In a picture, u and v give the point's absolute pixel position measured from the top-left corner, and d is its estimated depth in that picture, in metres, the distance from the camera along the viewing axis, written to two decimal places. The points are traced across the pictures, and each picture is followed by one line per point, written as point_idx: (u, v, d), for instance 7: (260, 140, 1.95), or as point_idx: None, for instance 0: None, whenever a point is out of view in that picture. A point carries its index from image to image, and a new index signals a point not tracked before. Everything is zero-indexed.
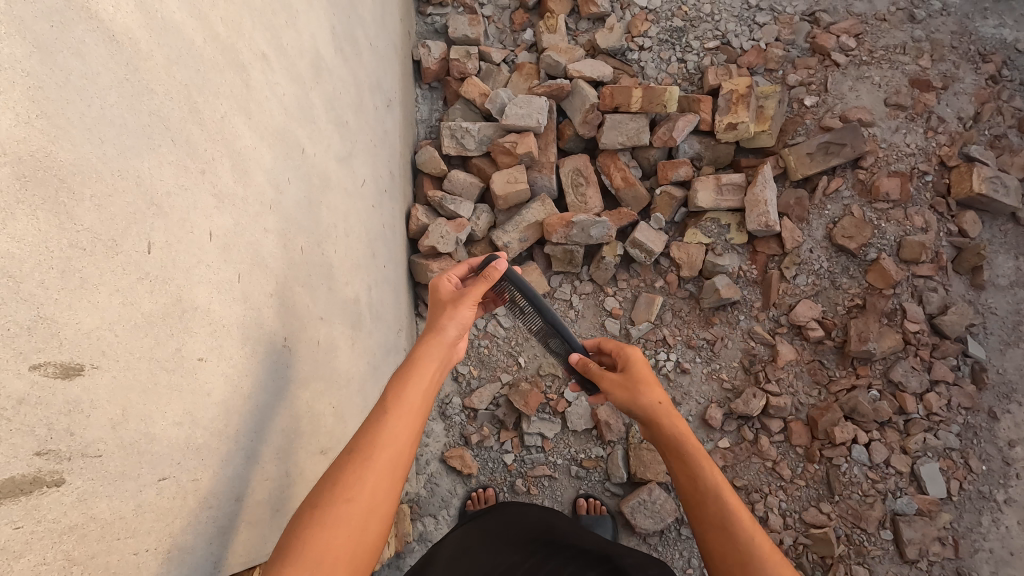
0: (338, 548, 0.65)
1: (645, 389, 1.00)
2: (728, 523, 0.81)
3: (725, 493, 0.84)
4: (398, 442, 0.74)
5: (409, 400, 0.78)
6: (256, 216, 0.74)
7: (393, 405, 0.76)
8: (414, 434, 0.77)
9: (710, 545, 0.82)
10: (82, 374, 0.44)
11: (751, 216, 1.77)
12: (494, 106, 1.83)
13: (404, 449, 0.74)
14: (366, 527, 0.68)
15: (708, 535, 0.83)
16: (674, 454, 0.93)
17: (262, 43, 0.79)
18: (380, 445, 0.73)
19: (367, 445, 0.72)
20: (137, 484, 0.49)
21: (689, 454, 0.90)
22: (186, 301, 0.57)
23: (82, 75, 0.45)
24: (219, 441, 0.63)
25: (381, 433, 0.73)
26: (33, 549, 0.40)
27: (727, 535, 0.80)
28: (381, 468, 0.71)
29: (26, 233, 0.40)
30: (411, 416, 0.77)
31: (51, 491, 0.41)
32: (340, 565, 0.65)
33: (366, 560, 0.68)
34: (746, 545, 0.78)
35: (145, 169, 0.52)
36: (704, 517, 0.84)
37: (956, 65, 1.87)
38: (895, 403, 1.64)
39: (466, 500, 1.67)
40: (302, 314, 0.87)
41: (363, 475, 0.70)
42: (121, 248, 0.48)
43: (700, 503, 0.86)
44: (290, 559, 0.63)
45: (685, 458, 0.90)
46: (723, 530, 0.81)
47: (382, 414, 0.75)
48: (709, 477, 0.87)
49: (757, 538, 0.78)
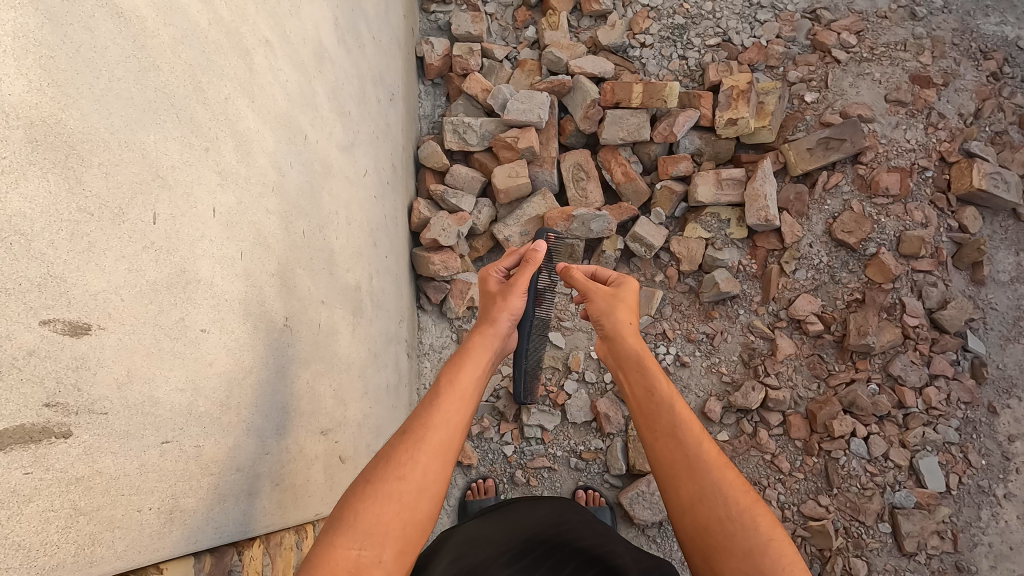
0: (390, 519, 0.72)
1: (621, 309, 1.06)
2: (679, 431, 0.84)
3: (677, 404, 0.88)
4: (448, 427, 0.82)
5: (458, 388, 0.87)
6: (258, 196, 0.76)
7: (444, 393, 0.85)
8: (463, 421, 0.85)
9: (659, 453, 0.85)
10: (88, 333, 0.46)
11: (750, 210, 1.78)
12: (496, 102, 1.85)
13: (452, 435, 0.82)
14: (415, 506, 0.74)
15: (658, 445, 0.85)
16: (634, 368, 0.97)
17: (265, 29, 0.81)
18: (432, 428, 0.81)
19: (419, 428, 0.80)
20: (141, 445, 0.51)
21: (648, 370, 0.95)
22: (190, 273, 0.59)
23: (93, 48, 0.47)
24: (221, 412, 0.64)
25: (433, 417, 0.82)
26: (40, 495, 0.42)
27: (676, 444, 0.83)
28: (432, 451, 0.79)
29: (37, 193, 0.41)
30: (460, 403, 0.85)
31: (59, 442, 0.43)
32: (392, 536, 0.71)
33: (415, 536, 0.74)
34: (694, 453, 0.81)
35: (151, 143, 0.54)
36: (656, 427, 0.87)
37: (957, 62, 1.87)
38: (895, 397, 1.65)
39: (467, 490, 1.70)
40: (303, 296, 0.89)
41: (415, 455, 0.77)
42: (128, 216, 0.50)
43: (652, 416, 0.89)
44: (350, 523, 0.70)
45: (644, 374, 0.95)
46: (674, 438, 0.84)
47: (433, 399, 0.84)
48: (663, 391, 0.91)
49: (706, 448, 0.82)
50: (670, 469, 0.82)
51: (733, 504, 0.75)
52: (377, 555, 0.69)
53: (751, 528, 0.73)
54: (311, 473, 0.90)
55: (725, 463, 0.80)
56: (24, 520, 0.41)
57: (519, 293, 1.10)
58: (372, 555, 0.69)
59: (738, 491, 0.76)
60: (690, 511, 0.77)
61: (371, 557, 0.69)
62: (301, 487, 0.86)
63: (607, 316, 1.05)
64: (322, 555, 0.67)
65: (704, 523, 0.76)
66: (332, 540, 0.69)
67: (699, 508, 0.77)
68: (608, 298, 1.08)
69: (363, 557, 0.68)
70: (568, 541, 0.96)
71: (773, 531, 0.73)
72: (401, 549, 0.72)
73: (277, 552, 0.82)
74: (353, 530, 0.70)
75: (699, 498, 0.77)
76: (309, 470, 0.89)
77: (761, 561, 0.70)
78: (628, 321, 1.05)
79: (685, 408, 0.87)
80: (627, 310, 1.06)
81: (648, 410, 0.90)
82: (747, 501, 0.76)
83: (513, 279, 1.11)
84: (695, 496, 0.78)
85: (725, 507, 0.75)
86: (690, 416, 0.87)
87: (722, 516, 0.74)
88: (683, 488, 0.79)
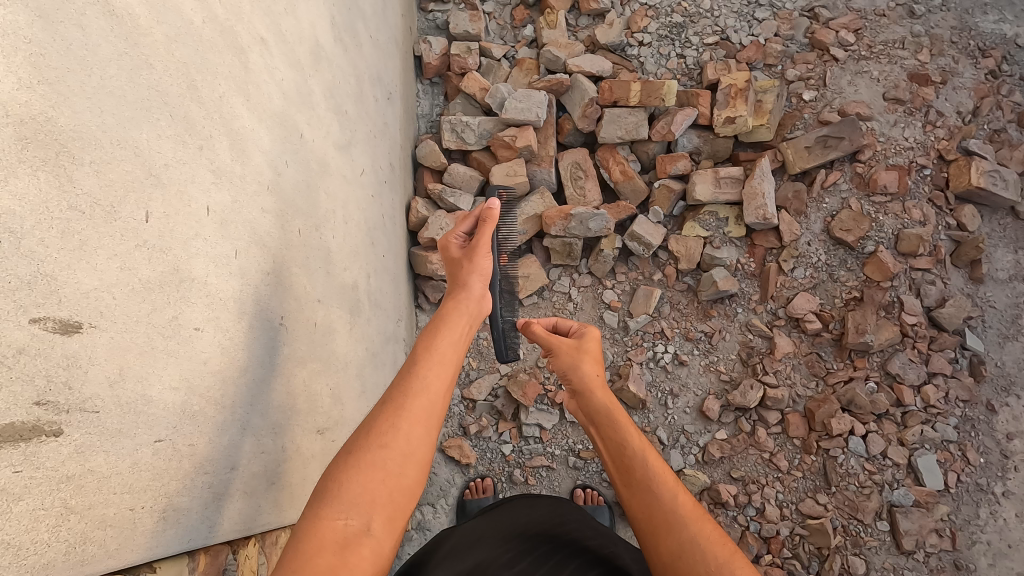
0: (376, 487, 0.71)
1: (587, 361, 1.07)
2: (653, 486, 0.84)
3: (648, 457, 0.88)
4: (429, 393, 0.81)
5: (437, 355, 0.87)
6: (253, 195, 0.76)
7: (422, 361, 0.85)
8: (444, 387, 0.84)
9: (636, 512, 0.84)
10: (80, 332, 0.46)
11: (748, 209, 1.78)
12: (493, 100, 1.85)
13: (434, 400, 0.81)
14: (402, 472, 0.74)
15: (634, 502, 0.85)
16: (606, 424, 0.97)
17: (260, 27, 0.80)
18: (412, 395, 0.80)
19: (398, 396, 0.80)
20: (133, 443, 0.51)
21: (619, 425, 0.95)
22: (184, 272, 0.59)
23: (84, 46, 0.47)
24: (216, 410, 0.64)
25: (414, 384, 0.81)
26: (30, 494, 0.42)
27: (651, 499, 0.83)
28: (414, 417, 0.78)
29: (27, 191, 0.41)
30: (439, 368, 0.85)
31: (49, 441, 0.43)
32: (380, 504, 0.71)
33: (403, 503, 0.73)
34: (669, 507, 0.81)
35: (144, 141, 0.54)
36: (631, 483, 0.87)
37: (955, 60, 1.87)
38: (893, 395, 1.65)
39: (465, 489, 1.69)
40: (299, 295, 0.89)
41: (397, 423, 0.76)
42: (121, 214, 0.50)
43: (626, 472, 0.88)
44: (335, 494, 0.70)
45: (615, 429, 0.95)
46: (648, 493, 0.84)
47: (411, 368, 0.84)
48: (635, 444, 0.91)
49: (680, 501, 0.81)
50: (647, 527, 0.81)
51: (712, 557, 0.74)
52: (365, 523, 0.69)
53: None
54: (307, 472, 0.90)
55: (701, 514, 0.80)
56: (14, 519, 0.41)
57: (484, 254, 1.10)
58: (360, 524, 0.68)
59: (714, 543, 0.76)
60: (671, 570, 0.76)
61: (359, 525, 0.68)
62: (297, 486, 0.86)
63: (574, 369, 1.06)
64: (308, 528, 0.66)
65: None
66: (318, 513, 0.68)
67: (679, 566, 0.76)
68: (572, 351, 1.09)
69: (350, 527, 0.68)
70: (567, 540, 0.96)
71: None
72: (390, 516, 0.71)
73: (272, 550, 0.82)
74: (339, 502, 0.69)
75: (680, 555, 0.76)
76: (305, 469, 0.89)
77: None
78: (596, 375, 1.05)
79: (656, 460, 0.87)
80: (593, 364, 1.07)
81: (622, 466, 0.90)
82: (725, 551, 0.75)
83: (476, 241, 1.10)
84: (674, 554, 0.77)
85: (705, 561, 0.74)
86: (662, 468, 0.87)
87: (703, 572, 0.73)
88: (662, 544, 0.78)
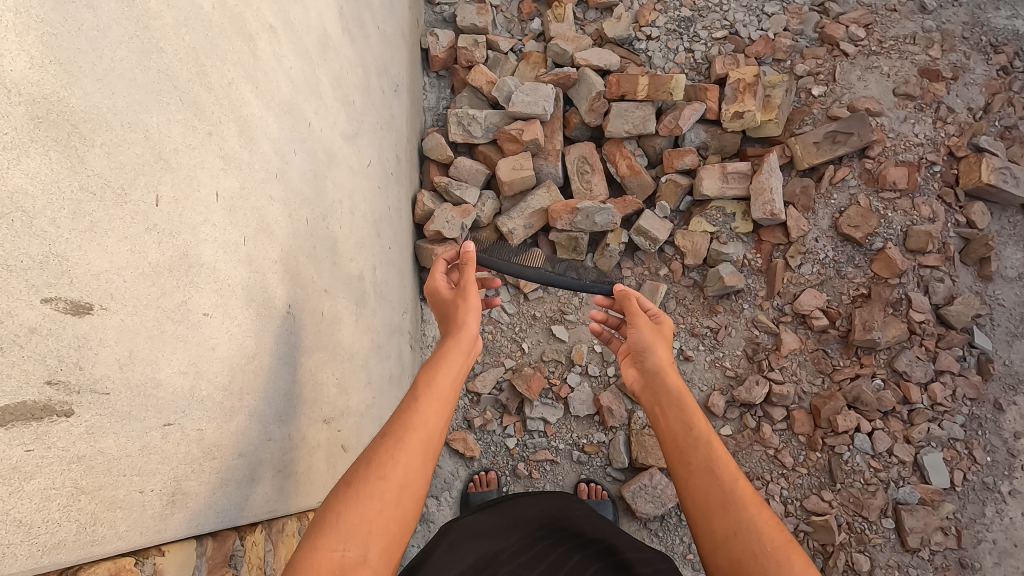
0: (373, 517, 0.70)
1: (660, 346, 1.05)
2: (716, 467, 0.82)
3: (713, 442, 0.86)
4: (428, 428, 0.80)
5: (435, 390, 0.84)
6: (262, 183, 0.76)
7: (421, 396, 0.82)
8: (441, 424, 0.82)
9: (691, 489, 0.82)
10: (90, 313, 0.45)
11: (756, 204, 1.76)
12: (500, 94, 1.84)
13: (432, 434, 0.80)
14: (399, 503, 0.72)
15: (691, 481, 0.83)
16: (670, 404, 0.95)
17: (269, 15, 0.80)
18: (412, 428, 0.78)
19: (397, 430, 0.77)
20: (143, 426, 0.51)
21: (686, 406, 0.93)
22: (193, 257, 0.59)
23: (95, 27, 0.47)
24: (224, 396, 0.64)
25: (413, 418, 0.79)
26: (42, 472, 0.42)
27: (712, 479, 0.81)
28: (413, 450, 0.76)
29: (39, 171, 0.41)
30: (438, 406, 0.83)
31: (61, 421, 0.43)
32: (377, 534, 0.69)
33: (400, 534, 0.72)
34: (727, 490, 0.79)
35: (154, 125, 0.53)
36: (690, 463, 0.85)
37: (967, 55, 1.85)
38: (899, 392, 1.64)
39: (469, 483, 1.69)
40: (306, 285, 0.89)
41: (396, 454, 0.75)
42: (131, 196, 0.50)
43: (687, 451, 0.86)
44: (333, 522, 0.68)
45: (682, 412, 0.92)
46: (710, 472, 0.82)
47: (410, 402, 0.81)
48: (702, 429, 0.88)
49: (739, 485, 0.80)
50: (696, 504, 0.81)
51: (769, 547, 0.72)
52: (363, 554, 0.67)
53: (785, 565, 0.70)
54: (313, 462, 0.90)
55: (759, 503, 0.78)
56: (25, 497, 0.41)
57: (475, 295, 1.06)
58: (357, 554, 0.67)
59: (771, 528, 0.74)
60: (724, 551, 0.74)
61: (356, 556, 0.66)
62: (303, 475, 0.86)
63: (647, 348, 1.05)
64: (304, 557, 0.64)
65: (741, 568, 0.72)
66: (314, 542, 0.66)
67: (733, 553, 0.74)
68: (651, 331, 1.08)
69: (348, 557, 0.66)
70: (564, 537, 0.94)
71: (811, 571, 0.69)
72: (387, 546, 0.70)
73: (279, 538, 0.82)
74: (335, 530, 0.67)
75: (734, 534, 0.75)
76: (310, 458, 0.89)
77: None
78: (670, 361, 1.03)
79: (722, 448, 0.85)
80: (667, 351, 1.06)
81: (683, 444, 0.88)
82: (781, 539, 0.73)
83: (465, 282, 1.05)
84: (730, 535, 0.75)
85: (760, 542, 0.73)
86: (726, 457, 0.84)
87: (757, 551, 0.72)
88: (716, 523, 0.77)
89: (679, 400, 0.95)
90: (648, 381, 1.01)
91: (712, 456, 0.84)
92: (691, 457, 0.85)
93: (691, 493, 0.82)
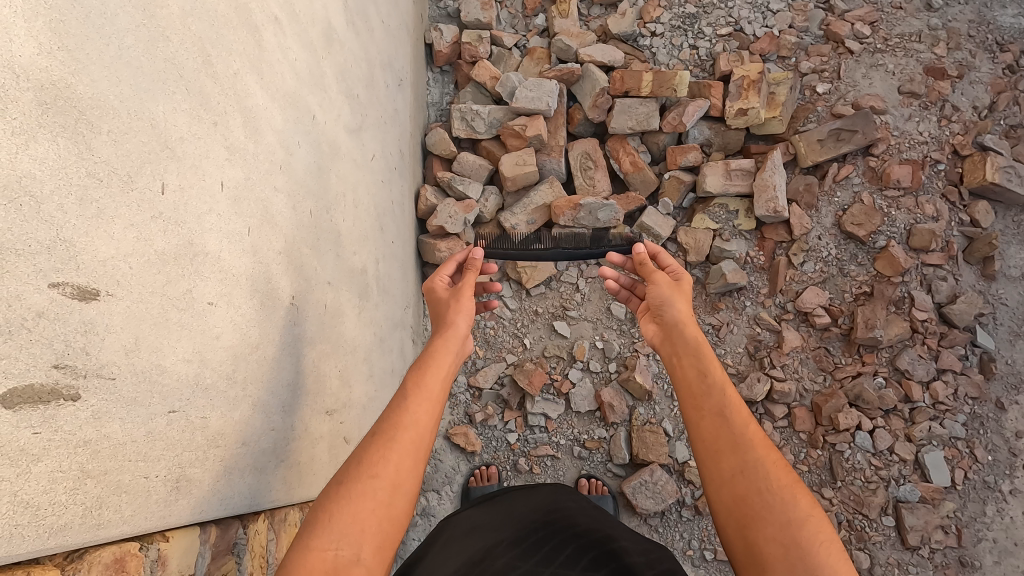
0: (366, 516, 0.70)
1: (679, 295, 1.00)
2: (728, 412, 0.81)
3: (727, 388, 0.84)
4: (419, 426, 0.79)
5: (425, 388, 0.84)
6: (266, 174, 0.76)
7: (411, 395, 0.82)
8: (433, 421, 0.82)
9: (701, 432, 0.82)
10: (97, 299, 0.46)
11: (759, 201, 1.76)
12: (504, 89, 1.84)
13: (423, 432, 0.79)
14: (391, 502, 0.72)
15: (702, 423, 0.82)
16: (688, 354, 0.92)
17: (274, 6, 0.81)
18: (403, 427, 0.78)
19: (388, 429, 0.77)
20: (148, 412, 0.52)
21: (702, 354, 0.90)
22: (198, 246, 0.59)
23: (103, 14, 0.47)
24: (228, 384, 0.65)
25: (404, 417, 0.79)
26: (49, 455, 0.43)
27: (722, 422, 0.81)
28: (404, 450, 0.76)
29: (47, 156, 0.42)
30: (430, 404, 0.82)
31: (68, 405, 0.44)
32: (369, 533, 0.70)
33: (393, 532, 0.72)
34: (738, 432, 0.79)
35: (160, 113, 0.54)
36: (702, 406, 0.84)
37: (973, 53, 1.85)
38: (902, 391, 1.63)
39: (469, 477, 1.70)
40: (310, 277, 0.89)
41: (386, 455, 0.74)
42: (137, 184, 0.50)
43: (700, 394, 0.85)
44: (325, 522, 0.69)
45: (699, 360, 0.89)
46: (721, 417, 0.81)
47: (400, 401, 0.81)
48: (716, 375, 0.86)
49: (749, 429, 0.80)
50: (706, 442, 0.81)
51: (778, 491, 0.72)
52: (355, 553, 0.68)
53: (790, 503, 0.71)
54: (316, 452, 0.90)
55: (769, 446, 0.78)
56: (33, 479, 0.41)
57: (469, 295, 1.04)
58: (350, 554, 0.67)
59: (776, 468, 0.75)
60: (732, 491, 0.75)
61: (349, 555, 0.67)
62: (305, 466, 0.87)
63: (666, 301, 0.99)
64: (297, 556, 0.66)
65: (748, 510, 0.72)
66: (308, 542, 0.67)
67: (740, 495, 0.74)
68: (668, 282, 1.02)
69: (341, 557, 0.67)
70: (561, 531, 0.93)
71: (814, 511, 0.71)
72: (380, 545, 0.70)
73: (281, 527, 0.83)
74: (328, 530, 0.68)
75: (740, 473, 0.75)
76: (313, 448, 0.89)
77: (798, 533, 0.69)
78: (689, 310, 0.98)
79: (736, 395, 0.83)
80: (687, 302, 1.00)
81: (696, 389, 0.86)
82: (788, 479, 0.74)
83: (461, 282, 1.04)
84: (739, 477, 0.75)
85: (766, 480, 0.74)
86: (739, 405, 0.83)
87: (762, 487, 0.73)
88: (724, 464, 0.77)
89: (696, 349, 0.92)
90: (666, 333, 0.97)
91: (726, 403, 0.82)
92: (705, 403, 0.84)
93: (703, 437, 0.81)
